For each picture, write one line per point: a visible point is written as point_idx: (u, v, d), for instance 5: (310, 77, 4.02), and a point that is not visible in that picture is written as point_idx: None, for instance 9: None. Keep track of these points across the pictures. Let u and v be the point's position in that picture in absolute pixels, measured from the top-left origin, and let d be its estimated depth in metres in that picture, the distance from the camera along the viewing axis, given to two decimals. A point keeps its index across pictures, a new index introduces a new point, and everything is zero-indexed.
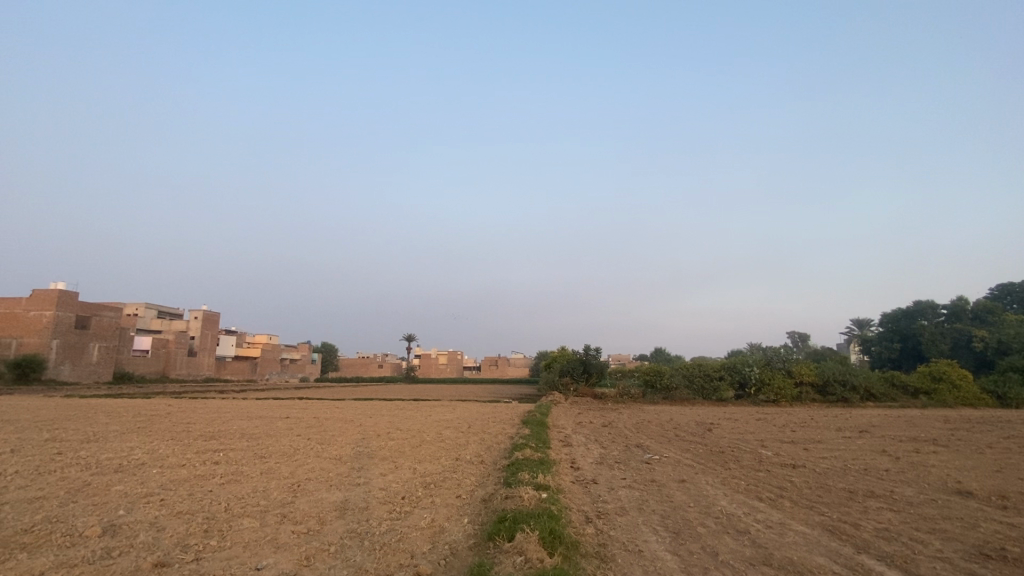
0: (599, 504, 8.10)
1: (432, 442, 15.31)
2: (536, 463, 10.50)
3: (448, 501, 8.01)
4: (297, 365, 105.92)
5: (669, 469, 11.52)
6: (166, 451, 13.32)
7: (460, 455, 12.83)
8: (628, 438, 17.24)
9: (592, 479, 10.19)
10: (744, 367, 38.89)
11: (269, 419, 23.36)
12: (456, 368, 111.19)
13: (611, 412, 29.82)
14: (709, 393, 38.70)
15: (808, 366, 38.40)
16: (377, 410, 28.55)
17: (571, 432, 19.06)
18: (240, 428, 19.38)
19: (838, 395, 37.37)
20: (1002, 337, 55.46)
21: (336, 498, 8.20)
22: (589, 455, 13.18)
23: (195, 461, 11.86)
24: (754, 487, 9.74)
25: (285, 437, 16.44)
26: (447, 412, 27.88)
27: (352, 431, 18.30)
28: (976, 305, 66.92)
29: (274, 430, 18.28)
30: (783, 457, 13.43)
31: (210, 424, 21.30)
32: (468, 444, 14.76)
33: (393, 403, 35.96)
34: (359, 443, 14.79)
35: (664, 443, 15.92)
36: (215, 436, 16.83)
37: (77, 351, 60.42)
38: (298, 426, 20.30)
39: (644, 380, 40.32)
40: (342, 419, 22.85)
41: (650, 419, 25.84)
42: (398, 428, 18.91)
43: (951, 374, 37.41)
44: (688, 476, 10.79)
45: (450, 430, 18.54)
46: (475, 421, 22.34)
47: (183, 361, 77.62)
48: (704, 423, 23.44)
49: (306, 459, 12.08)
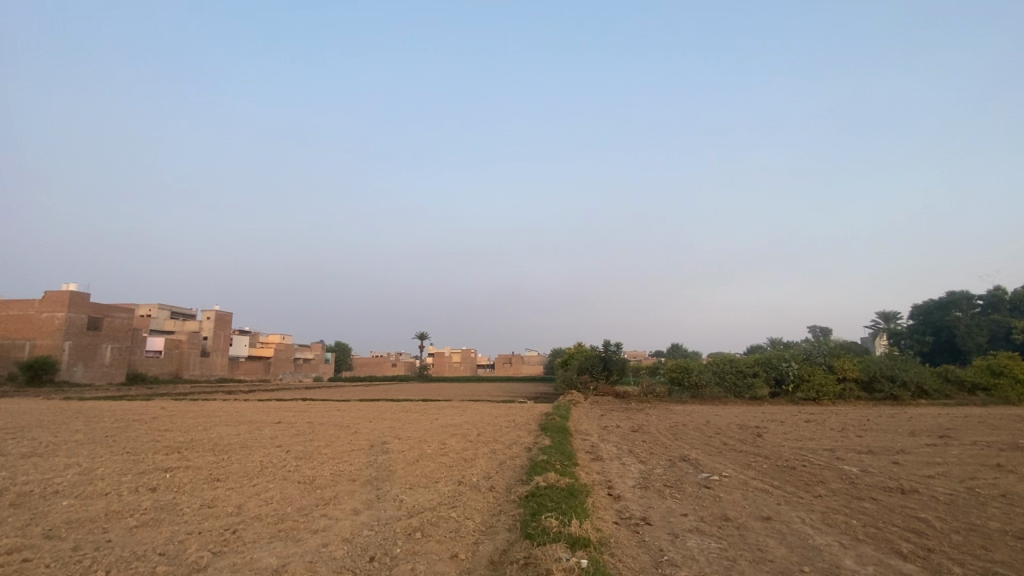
0: (667, 571, 5.35)
1: (432, 455, 12.69)
2: (564, 494, 7.69)
3: (438, 568, 5.28)
4: (310, 365, 104.58)
5: (739, 498, 8.66)
6: (103, 471, 10.78)
7: (464, 477, 10.06)
8: (669, 449, 14.23)
9: (642, 517, 7.38)
10: (781, 362, 35.65)
11: (259, 425, 20.96)
12: (469, 367, 108.78)
13: (637, 413, 27.02)
14: (742, 390, 35.49)
15: (852, 361, 35.08)
16: (381, 413, 25.89)
17: (599, 440, 16.21)
18: (219, 437, 16.92)
19: (886, 392, 33.97)
20: None
21: (274, 560, 5.55)
22: (629, 476, 10.36)
23: (126, 488, 9.26)
24: (879, 533, 6.79)
25: (260, 450, 13.87)
26: (456, 414, 25.33)
27: (343, 441, 15.69)
28: (1016, 295, 61.75)
29: (253, 441, 15.74)
30: (878, 477, 10.45)
31: (189, 431, 18.84)
32: (475, 459, 12.04)
33: (401, 404, 33.41)
34: (343, 459, 12.13)
35: (715, 456, 12.98)
36: (181, 448, 14.33)
37: (89, 353, 59.01)
38: (285, 434, 17.76)
39: (670, 378, 37.35)
40: (338, 425, 20.35)
41: (684, 422, 22.84)
42: (398, 436, 16.39)
43: (1013, 367, 33.73)
44: (775, 509, 7.94)
45: (457, 439, 15.87)
46: (486, 426, 19.59)
47: (196, 362, 76.25)
48: (749, 428, 20.42)
49: (266, 485, 9.40)
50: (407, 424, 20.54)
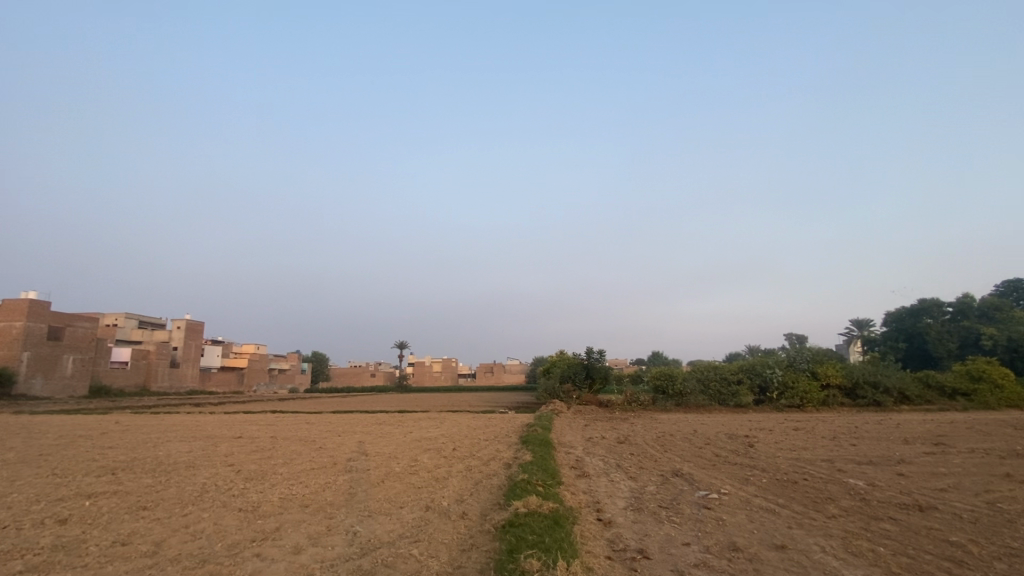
0: None
1: (400, 474, 11.42)
2: (548, 524, 6.54)
3: None
4: (286, 376, 101.53)
5: (745, 521, 7.63)
6: (10, 499, 9.22)
7: (433, 501, 8.83)
8: (659, 463, 13.20)
9: (638, 549, 6.28)
10: (765, 369, 35.16)
11: (217, 440, 19.32)
12: (450, 377, 106.84)
13: (621, 423, 26.08)
14: (726, 398, 34.89)
15: (835, 367, 34.85)
16: (351, 427, 24.37)
17: (583, 454, 15.11)
18: (168, 455, 15.29)
19: (869, 399, 33.70)
20: (1012, 334, 53.02)
21: None
22: (619, 496, 9.28)
23: (29, 520, 7.78)
24: (914, 564, 5.80)
25: (206, 469, 12.36)
26: (432, 426, 24.00)
27: (303, 458, 14.26)
28: (984, 301, 62.67)
29: (204, 459, 14.21)
30: (888, 492, 9.55)
31: (136, 448, 17.13)
32: (447, 479, 10.79)
33: (375, 416, 31.90)
34: (299, 481, 10.77)
35: (709, 470, 11.96)
36: (119, 469, 12.75)
37: (49, 364, 55.77)
38: (242, 451, 16.23)
39: (654, 386, 36.61)
40: (303, 440, 18.86)
41: (671, 431, 21.95)
42: (366, 453, 15.05)
43: (992, 372, 33.78)
44: (788, 535, 6.92)
45: (430, 455, 14.58)
46: (463, 440, 18.34)
47: (165, 373, 73.02)
48: (739, 437, 19.54)
49: (200, 515, 8.01)
50: (379, 438, 19.16)
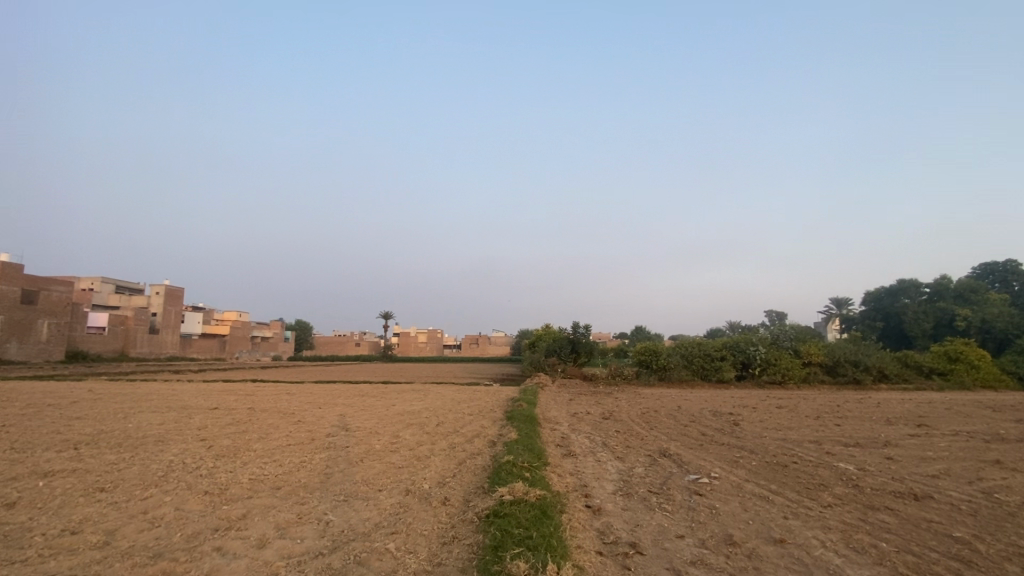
0: None
1: (380, 452, 10.97)
2: (535, 514, 6.12)
3: None
4: (269, 344, 100.48)
5: (739, 510, 7.31)
6: None
7: (413, 484, 8.37)
8: (646, 442, 12.92)
9: (630, 542, 5.92)
10: (749, 346, 35.33)
11: (193, 412, 18.69)
12: (434, 348, 106.81)
13: (606, 397, 26.00)
14: (710, 373, 35.07)
15: (817, 345, 35.19)
16: (333, 398, 23.89)
17: (569, 431, 14.82)
18: (137, 428, 14.60)
19: (849, 377, 34.16)
20: (986, 315, 54.20)
21: None
22: (607, 479, 8.93)
23: None
24: (921, 564, 5.50)
25: (176, 445, 11.75)
26: (416, 399, 23.63)
27: (280, 433, 13.74)
28: (960, 283, 63.89)
29: (176, 433, 13.60)
30: (881, 478, 9.37)
31: (106, 419, 16.44)
32: (429, 458, 10.37)
33: (359, 387, 31.52)
34: (274, 459, 10.27)
35: (698, 451, 11.71)
36: (82, 443, 12.06)
37: (23, 328, 54.09)
38: (217, 424, 15.62)
39: (639, 360, 36.65)
40: (282, 412, 18.33)
41: (655, 407, 21.85)
42: (346, 428, 14.58)
43: (968, 354, 34.40)
44: (786, 527, 6.60)
45: (412, 430, 14.16)
46: (447, 414, 18.00)
47: (144, 339, 71.54)
48: (724, 415, 19.47)
49: (162, 499, 7.45)
50: (360, 411, 18.73)
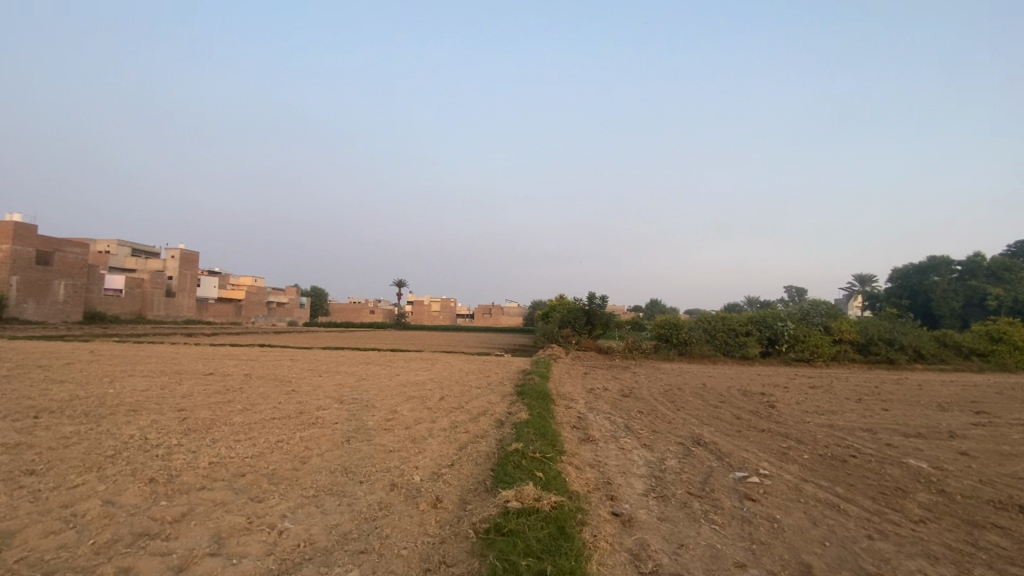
0: None
1: (370, 432, 9.56)
2: (550, 533, 4.62)
3: None
4: (283, 309, 100.61)
5: (809, 527, 5.71)
6: None
7: (401, 476, 6.90)
8: (674, 426, 11.35)
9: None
10: (776, 321, 33.36)
11: (185, 378, 17.56)
12: (447, 317, 106.11)
13: (623, 372, 24.52)
14: (733, 349, 33.27)
15: (849, 322, 33.14)
16: (336, 366, 22.80)
17: (586, 410, 13.27)
18: (116, 394, 13.42)
19: (882, 356, 32.18)
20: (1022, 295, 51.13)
21: None
22: (635, 475, 7.42)
23: None
24: None
25: (146, 416, 10.49)
26: (423, 369, 22.41)
27: (268, 404, 12.46)
28: (995, 261, 60.49)
29: (155, 402, 12.39)
30: (967, 482, 7.69)
31: (89, 384, 15.35)
32: (427, 440, 8.96)
33: (366, 355, 30.44)
34: (248, 437, 8.91)
35: (737, 440, 10.08)
36: (46, 411, 10.88)
37: (40, 289, 54.07)
38: (204, 392, 14.44)
39: (658, 334, 35.00)
40: (277, 381, 17.12)
41: (677, 385, 20.22)
42: (341, 401, 13.29)
43: (1014, 334, 32.01)
44: (878, 555, 5.02)
45: (412, 405, 12.81)
46: (453, 387, 16.69)
47: (161, 302, 71.64)
48: (754, 395, 17.80)
49: (93, 489, 6.09)
50: (361, 381, 17.49)
